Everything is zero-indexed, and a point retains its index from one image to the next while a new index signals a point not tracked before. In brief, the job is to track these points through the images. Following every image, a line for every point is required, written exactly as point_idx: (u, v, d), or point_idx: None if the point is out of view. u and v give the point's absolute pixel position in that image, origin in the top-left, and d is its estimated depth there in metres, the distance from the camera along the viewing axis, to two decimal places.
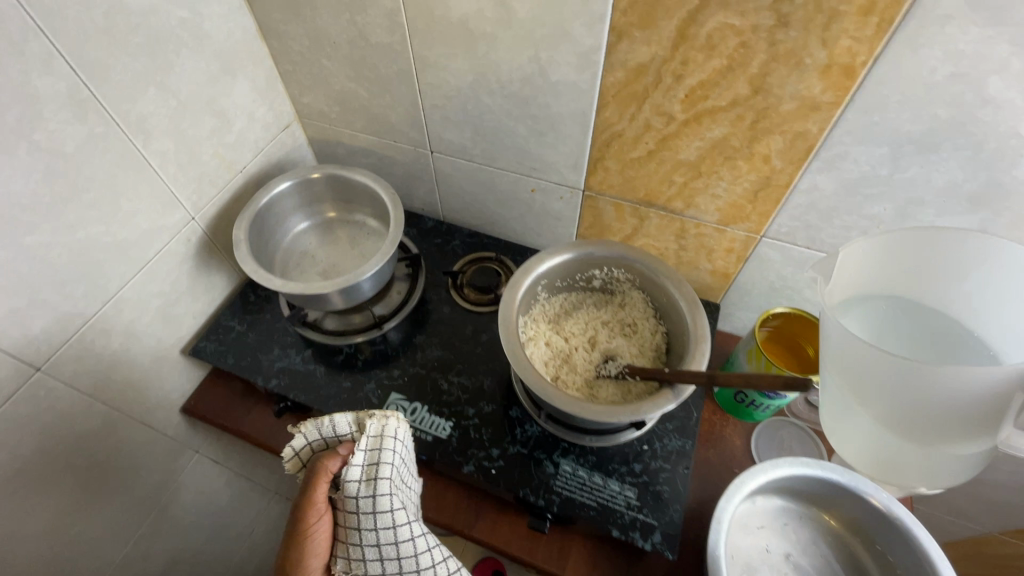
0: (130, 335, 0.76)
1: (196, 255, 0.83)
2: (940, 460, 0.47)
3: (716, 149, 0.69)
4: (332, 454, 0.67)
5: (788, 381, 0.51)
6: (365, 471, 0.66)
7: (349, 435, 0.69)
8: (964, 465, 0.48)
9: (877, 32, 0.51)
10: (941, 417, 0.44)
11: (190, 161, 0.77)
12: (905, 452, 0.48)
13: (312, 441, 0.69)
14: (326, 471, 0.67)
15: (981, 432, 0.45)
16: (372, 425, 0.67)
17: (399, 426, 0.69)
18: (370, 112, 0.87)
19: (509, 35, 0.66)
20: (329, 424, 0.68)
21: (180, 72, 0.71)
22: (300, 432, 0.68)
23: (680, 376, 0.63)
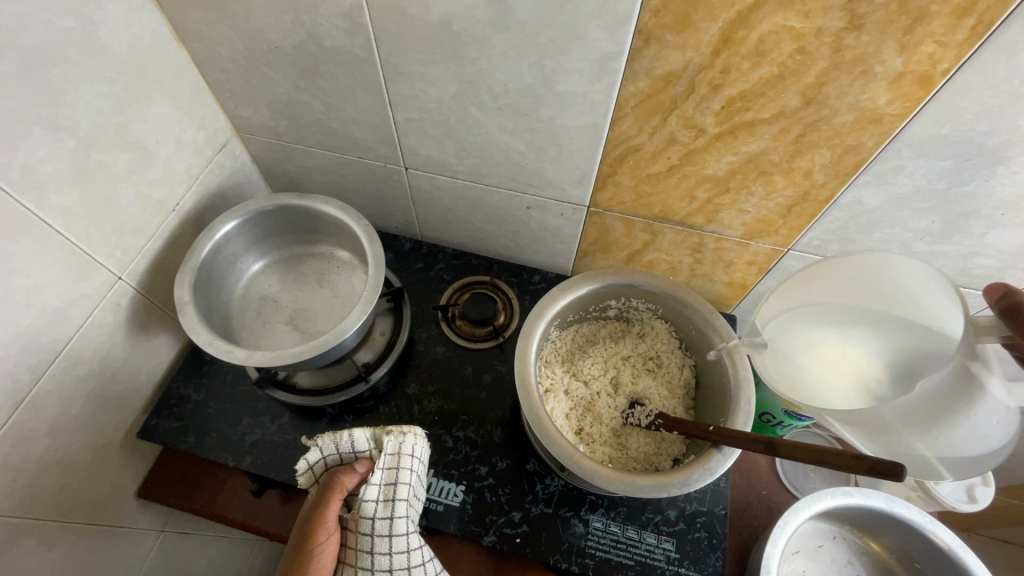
0: (59, 431, 0.62)
1: (131, 319, 0.68)
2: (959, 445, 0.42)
3: (750, 164, 0.59)
4: (350, 469, 0.58)
5: (874, 467, 0.44)
6: (384, 491, 0.57)
7: (369, 452, 0.59)
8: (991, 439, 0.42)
9: (969, 37, 0.43)
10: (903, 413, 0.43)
11: (104, 210, 0.61)
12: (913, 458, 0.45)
13: (328, 457, 0.59)
14: (341, 488, 0.57)
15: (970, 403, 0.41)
16: (392, 441, 0.58)
17: (423, 444, 0.60)
18: (328, 127, 0.72)
19: (505, 39, 0.54)
20: (347, 437, 0.59)
21: (74, 101, 0.55)
22: (315, 443, 0.59)
23: (729, 435, 0.56)
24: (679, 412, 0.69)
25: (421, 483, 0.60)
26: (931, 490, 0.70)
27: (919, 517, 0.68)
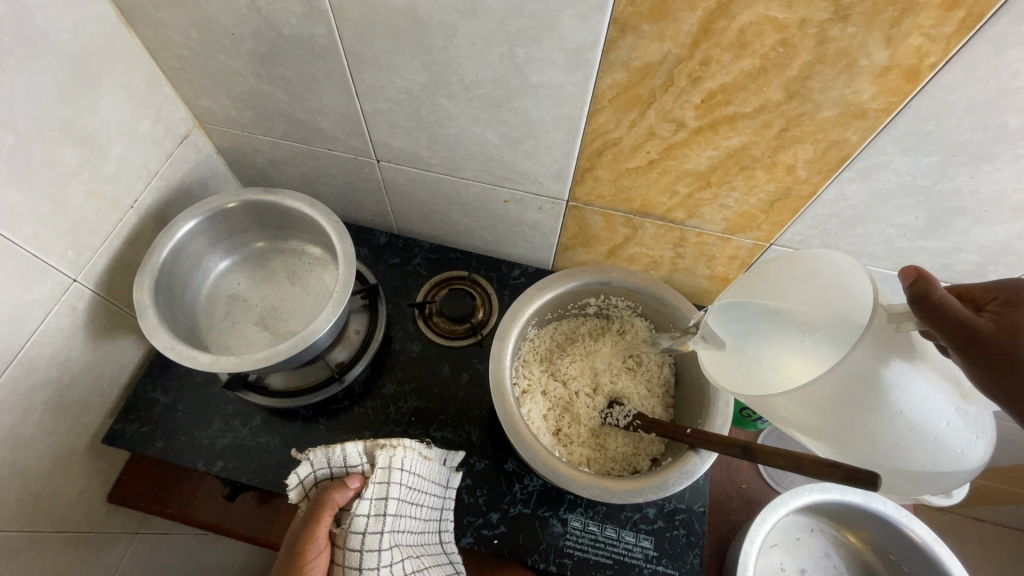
0: (16, 441, 0.60)
1: (90, 322, 0.65)
2: (916, 445, 0.40)
3: (731, 158, 0.57)
4: (343, 485, 0.56)
5: (849, 476, 0.43)
6: (376, 506, 0.55)
7: (362, 466, 0.57)
8: (946, 436, 0.40)
9: (958, 30, 0.40)
10: (833, 411, 0.41)
11: (53, 210, 0.58)
12: (876, 464, 0.42)
13: (318, 470, 0.57)
14: (332, 504, 0.55)
15: (905, 398, 0.39)
16: (385, 455, 0.56)
17: (413, 458, 0.58)
18: (293, 118, 0.68)
19: (474, 27, 0.51)
20: (339, 452, 0.56)
21: (10, 94, 0.51)
22: (306, 458, 0.56)
23: (708, 439, 0.55)
24: (658, 412, 0.68)
25: (414, 498, 0.58)
26: None
27: (897, 514, 0.67)
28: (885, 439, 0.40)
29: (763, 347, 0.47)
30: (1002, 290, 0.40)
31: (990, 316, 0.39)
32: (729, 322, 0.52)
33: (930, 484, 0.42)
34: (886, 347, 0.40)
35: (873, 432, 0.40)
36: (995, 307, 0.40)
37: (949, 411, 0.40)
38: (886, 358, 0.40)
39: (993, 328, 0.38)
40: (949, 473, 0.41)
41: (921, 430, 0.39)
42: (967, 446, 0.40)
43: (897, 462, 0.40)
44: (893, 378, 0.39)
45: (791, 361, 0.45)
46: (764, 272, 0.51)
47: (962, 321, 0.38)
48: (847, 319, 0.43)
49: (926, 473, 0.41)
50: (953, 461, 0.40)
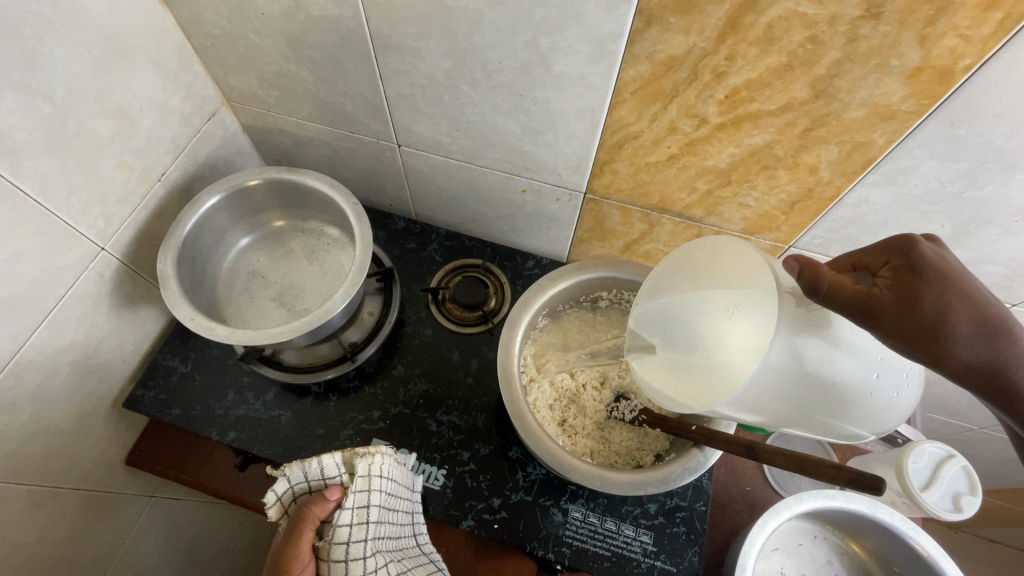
0: (42, 400, 0.62)
1: (115, 290, 0.68)
2: (856, 403, 0.44)
3: (753, 157, 0.56)
4: (323, 498, 0.57)
5: (855, 479, 0.45)
6: (358, 515, 0.57)
7: (341, 478, 0.59)
8: (875, 385, 0.44)
9: (995, 32, 0.39)
10: (775, 395, 0.45)
11: (85, 180, 0.60)
12: (831, 426, 0.46)
13: (296, 485, 0.58)
14: (313, 517, 0.57)
15: (829, 372, 0.44)
16: (363, 464, 0.58)
17: (390, 463, 0.60)
18: (318, 99, 0.69)
19: (499, 13, 0.51)
20: (316, 464, 0.58)
21: (48, 65, 0.53)
22: (283, 475, 0.57)
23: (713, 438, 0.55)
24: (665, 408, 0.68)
25: (394, 504, 0.60)
26: (917, 498, 0.69)
27: (901, 525, 0.67)
28: (828, 408, 0.45)
29: (695, 344, 0.51)
30: (892, 255, 0.40)
31: (884, 285, 0.39)
32: (659, 327, 0.56)
33: (877, 429, 0.47)
34: (802, 328, 0.44)
35: (817, 405, 0.45)
36: (889, 272, 0.40)
37: (873, 362, 0.44)
38: (806, 340, 0.44)
39: (891, 296, 0.38)
40: (889, 415, 0.46)
41: (856, 389, 0.44)
42: (897, 389, 0.45)
43: (842, 422, 0.45)
44: (816, 358, 0.44)
45: (723, 344, 0.49)
46: (677, 262, 0.56)
47: (855, 297, 0.39)
48: (754, 287, 0.48)
49: (868, 423, 0.46)
50: (888, 406, 0.45)
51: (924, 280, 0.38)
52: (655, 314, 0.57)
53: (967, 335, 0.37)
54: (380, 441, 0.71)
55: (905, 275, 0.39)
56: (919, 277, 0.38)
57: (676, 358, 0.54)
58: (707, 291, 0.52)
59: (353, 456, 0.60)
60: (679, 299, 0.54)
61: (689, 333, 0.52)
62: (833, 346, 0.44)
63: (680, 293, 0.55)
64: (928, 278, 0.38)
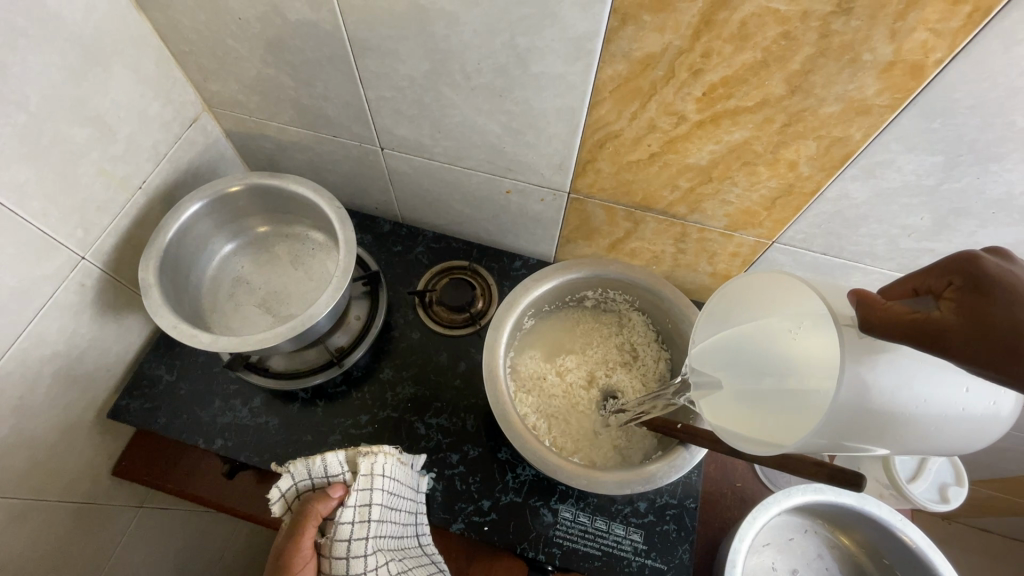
0: (24, 412, 0.62)
1: (97, 299, 0.67)
2: (945, 426, 0.37)
3: (733, 153, 0.56)
4: (325, 496, 0.56)
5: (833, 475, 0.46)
6: (360, 513, 0.56)
7: (344, 476, 0.58)
8: (967, 402, 0.37)
9: (965, 25, 0.40)
10: (852, 435, 0.38)
11: (63, 189, 0.60)
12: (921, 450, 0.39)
13: (300, 483, 0.58)
14: (316, 515, 0.56)
15: (907, 401, 0.37)
16: (367, 462, 0.57)
17: (393, 463, 0.59)
18: (298, 103, 0.69)
19: (475, 14, 0.51)
20: (320, 462, 0.58)
21: (21, 73, 0.52)
22: (286, 472, 0.57)
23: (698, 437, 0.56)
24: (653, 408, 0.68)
25: (396, 503, 0.60)
26: (904, 490, 0.69)
27: (890, 516, 0.67)
28: (919, 436, 0.38)
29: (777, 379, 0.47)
30: (955, 273, 0.34)
31: (947, 311, 0.33)
32: (731, 364, 0.52)
33: (980, 443, 0.39)
34: (864, 361, 0.37)
35: (899, 433, 0.38)
36: (952, 293, 0.34)
37: (959, 380, 0.37)
38: (872, 372, 0.37)
39: (959, 320, 0.32)
40: (994, 430, 0.38)
41: (942, 412, 0.37)
42: (995, 398, 0.37)
43: (936, 447, 0.38)
44: (888, 390, 0.37)
45: (799, 369, 0.44)
46: (737, 290, 0.53)
47: (910, 327, 0.33)
48: (805, 304, 0.44)
49: (967, 441, 0.38)
50: (986, 420, 0.37)
51: (998, 296, 0.31)
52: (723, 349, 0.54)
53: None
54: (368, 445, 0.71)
55: (971, 295, 0.32)
56: (989, 296, 0.32)
57: (761, 397, 0.48)
58: (770, 321, 0.48)
59: (355, 455, 0.59)
60: (749, 337, 0.50)
61: (765, 368, 0.48)
62: (904, 370, 0.37)
63: (747, 330, 0.51)
64: (1001, 296, 0.31)
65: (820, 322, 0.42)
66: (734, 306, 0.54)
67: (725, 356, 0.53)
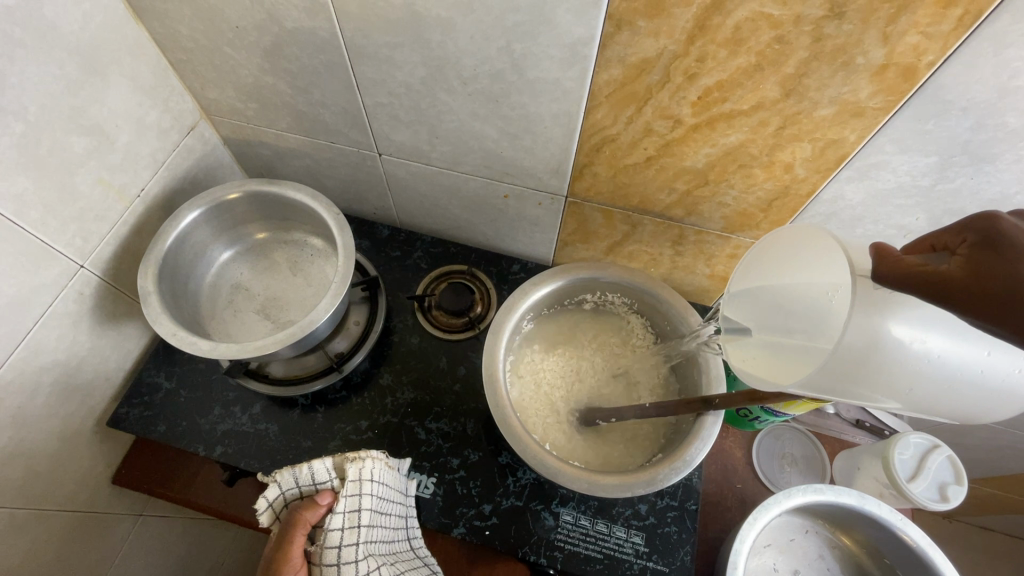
0: (23, 421, 0.62)
1: (96, 308, 0.67)
2: (955, 382, 0.37)
3: (729, 156, 0.57)
4: (313, 503, 0.57)
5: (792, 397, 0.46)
6: (350, 519, 0.56)
7: (332, 482, 0.59)
8: (984, 363, 0.37)
9: (956, 28, 0.40)
10: (852, 379, 0.40)
11: (62, 198, 0.60)
12: (932, 406, 0.40)
13: (287, 491, 0.59)
14: (304, 522, 0.57)
15: (921, 348, 0.37)
16: (354, 468, 0.57)
17: (381, 468, 0.59)
18: (296, 110, 0.69)
19: (471, 21, 0.51)
20: (307, 470, 0.58)
21: (20, 83, 0.53)
22: (273, 481, 0.58)
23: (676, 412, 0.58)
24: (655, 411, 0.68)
25: (386, 508, 0.60)
26: (904, 490, 0.69)
27: (890, 516, 0.67)
28: (925, 390, 0.38)
29: (785, 329, 0.46)
30: (970, 231, 0.34)
31: (959, 264, 0.33)
32: (750, 312, 0.51)
33: (1000, 411, 0.39)
34: (882, 309, 0.38)
35: (904, 382, 0.38)
36: (965, 249, 0.34)
37: (984, 342, 0.36)
38: (886, 319, 0.38)
39: (966, 273, 0.32)
40: (1018, 399, 0.37)
41: (957, 369, 0.37)
42: (1019, 367, 0.36)
43: (947, 403, 0.39)
44: (902, 336, 0.37)
45: (808, 327, 0.43)
46: (765, 247, 0.52)
47: (916, 278, 0.34)
48: (835, 272, 0.42)
49: (981, 404, 0.38)
50: (1004, 389, 0.37)
51: (1010, 251, 0.31)
52: (742, 298, 0.53)
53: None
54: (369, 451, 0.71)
55: (983, 251, 0.32)
56: (1003, 251, 0.32)
57: (765, 345, 0.48)
58: (798, 274, 0.46)
59: (343, 461, 0.60)
60: (773, 283, 0.49)
61: (783, 317, 0.47)
62: (925, 322, 0.37)
63: (771, 279, 0.49)
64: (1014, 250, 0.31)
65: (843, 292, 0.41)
66: (760, 260, 0.52)
67: (741, 305, 0.52)
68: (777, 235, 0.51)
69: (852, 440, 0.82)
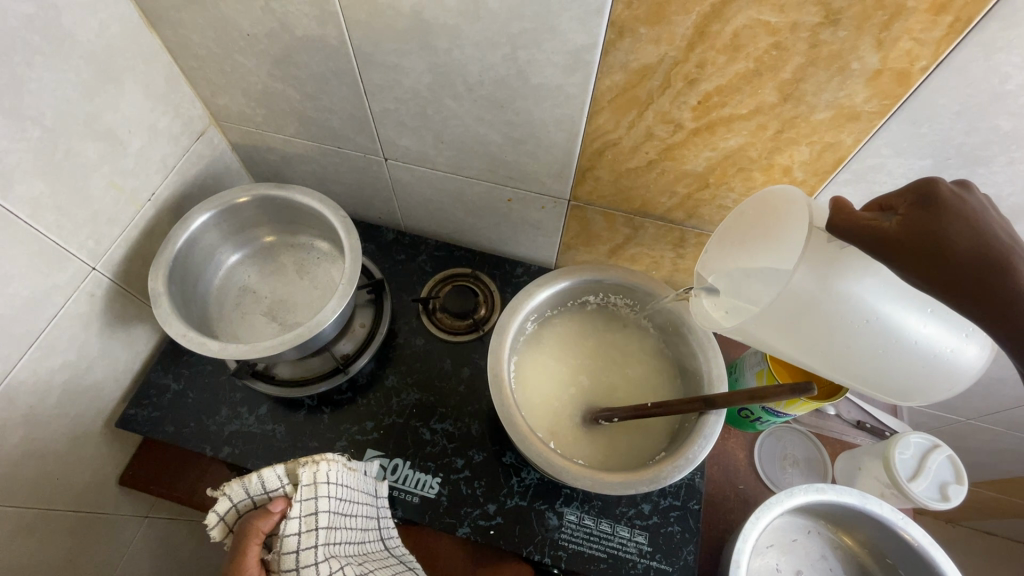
0: (33, 422, 0.63)
1: (106, 310, 0.68)
2: (889, 349, 0.43)
3: (729, 160, 0.58)
4: (266, 511, 0.54)
5: (793, 387, 0.47)
6: (307, 522, 0.54)
7: (284, 489, 0.55)
8: (920, 335, 0.42)
9: (947, 34, 0.41)
10: (797, 323, 0.46)
11: (75, 201, 0.61)
12: (867, 372, 0.45)
13: (239, 503, 0.55)
14: (257, 532, 0.54)
15: (862, 308, 0.43)
16: (308, 472, 0.55)
17: (340, 470, 0.58)
18: (304, 116, 0.71)
19: (477, 29, 0.53)
20: (256, 479, 0.55)
21: (37, 89, 0.54)
22: (221, 493, 0.54)
23: (670, 409, 0.59)
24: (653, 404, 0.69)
25: (347, 509, 0.58)
26: (903, 489, 0.69)
27: (891, 515, 0.67)
28: (860, 346, 0.44)
29: (732, 285, 0.54)
30: (915, 191, 0.39)
31: (899, 219, 0.38)
32: (724, 271, 0.56)
33: (927, 386, 0.44)
34: (824, 263, 0.44)
35: (844, 339, 0.45)
36: (907, 208, 0.38)
37: (922, 314, 0.42)
38: (836, 275, 0.44)
39: (903, 228, 0.37)
40: (943, 372, 0.43)
41: (893, 334, 0.43)
42: (953, 344, 0.42)
43: (879, 368, 0.44)
44: (854, 292, 0.43)
45: (746, 291, 0.51)
46: (745, 213, 0.55)
47: (864, 230, 0.38)
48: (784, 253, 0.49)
49: (913, 376, 0.44)
50: (937, 360, 0.42)
51: (943, 212, 0.36)
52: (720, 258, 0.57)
53: (983, 264, 0.34)
54: (374, 452, 0.72)
55: (921, 209, 0.37)
56: (936, 209, 0.37)
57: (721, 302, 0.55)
58: (762, 241, 0.52)
59: (295, 466, 0.57)
60: (743, 241, 0.55)
61: (736, 275, 0.54)
62: (871, 288, 0.43)
63: (743, 239, 0.55)
64: (943, 210, 0.37)
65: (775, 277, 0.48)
66: (741, 225, 0.56)
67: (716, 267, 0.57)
68: (755, 199, 0.53)
69: (853, 441, 0.83)
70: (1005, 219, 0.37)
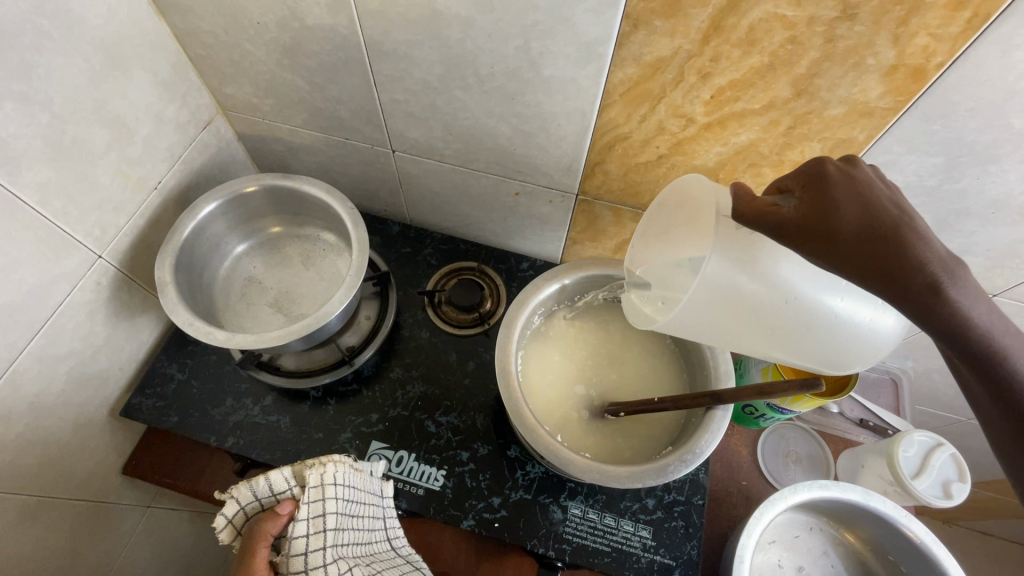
0: (38, 409, 0.62)
1: (111, 299, 0.68)
2: (810, 327, 0.44)
3: (739, 155, 0.58)
4: (274, 514, 0.55)
5: (801, 383, 0.47)
6: (315, 524, 0.54)
7: (291, 491, 0.56)
8: (834, 310, 0.43)
9: (964, 30, 0.41)
10: (721, 308, 0.46)
11: (83, 189, 0.61)
12: (797, 349, 0.46)
13: (247, 505, 0.56)
14: (266, 535, 0.54)
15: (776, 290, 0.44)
16: (316, 473, 0.55)
17: (346, 471, 0.57)
18: (313, 106, 0.70)
19: (490, 20, 0.52)
20: (264, 481, 0.55)
21: (46, 75, 0.54)
22: (229, 496, 0.55)
23: (678, 404, 0.59)
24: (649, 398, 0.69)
25: (354, 510, 0.58)
26: (908, 487, 0.70)
27: (894, 512, 0.68)
28: (785, 326, 0.45)
29: (660, 278, 0.53)
30: (808, 174, 0.40)
31: (795, 203, 0.39)
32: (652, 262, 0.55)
33: (852, 356, 0.45)
34: (734, 249, 0.45)
35: (767, 319, 0.45)
36: (803, 190, 0.39)
37: (836, 290, 0.43)
38: (756, 262, 0.44)
39: (800, 210, 0.38)
40: (865, 342, 0.44)
41: (813, 311, 0.43)
42: (870, 314, 0.42)
43: (807, 344, 0.45)
44: (771, 275, 0.44)
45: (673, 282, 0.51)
46: (668, 203, 0.55)
47: (766, 217, 0.39)
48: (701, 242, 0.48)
49: (838, 349, 0.45)
50: (855, 332, 0.43)
51: (834, 191, 0.37)
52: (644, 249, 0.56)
53: (873, 237, 0.35)
54: (378, 444, 0.72)
55: (815, 190, 0.38)
56: (827, 189, 0.38)
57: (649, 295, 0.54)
58: (683, 229, 0.51)
59: (302, 468, 0.57)
60: (668, 230, 0.54)
61: (662, 266, 0.53)
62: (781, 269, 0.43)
63: (666, 229, 0.54)
64: (834, 189, 0.38)
65: (692, 270, 0.48)
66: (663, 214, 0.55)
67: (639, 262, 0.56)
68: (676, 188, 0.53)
69: (856, 438, 0.83)
70: (893, 190, 0.39)
